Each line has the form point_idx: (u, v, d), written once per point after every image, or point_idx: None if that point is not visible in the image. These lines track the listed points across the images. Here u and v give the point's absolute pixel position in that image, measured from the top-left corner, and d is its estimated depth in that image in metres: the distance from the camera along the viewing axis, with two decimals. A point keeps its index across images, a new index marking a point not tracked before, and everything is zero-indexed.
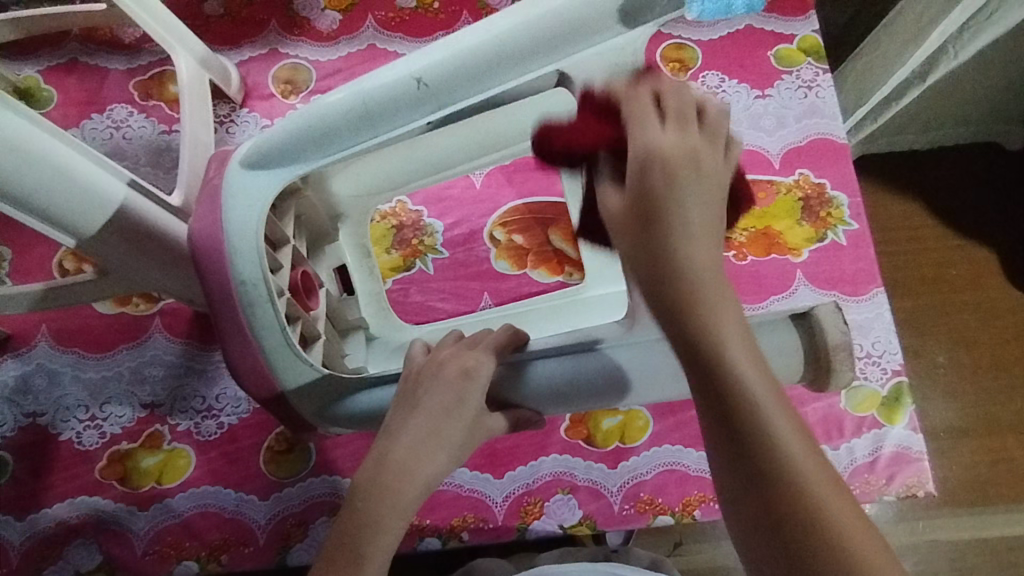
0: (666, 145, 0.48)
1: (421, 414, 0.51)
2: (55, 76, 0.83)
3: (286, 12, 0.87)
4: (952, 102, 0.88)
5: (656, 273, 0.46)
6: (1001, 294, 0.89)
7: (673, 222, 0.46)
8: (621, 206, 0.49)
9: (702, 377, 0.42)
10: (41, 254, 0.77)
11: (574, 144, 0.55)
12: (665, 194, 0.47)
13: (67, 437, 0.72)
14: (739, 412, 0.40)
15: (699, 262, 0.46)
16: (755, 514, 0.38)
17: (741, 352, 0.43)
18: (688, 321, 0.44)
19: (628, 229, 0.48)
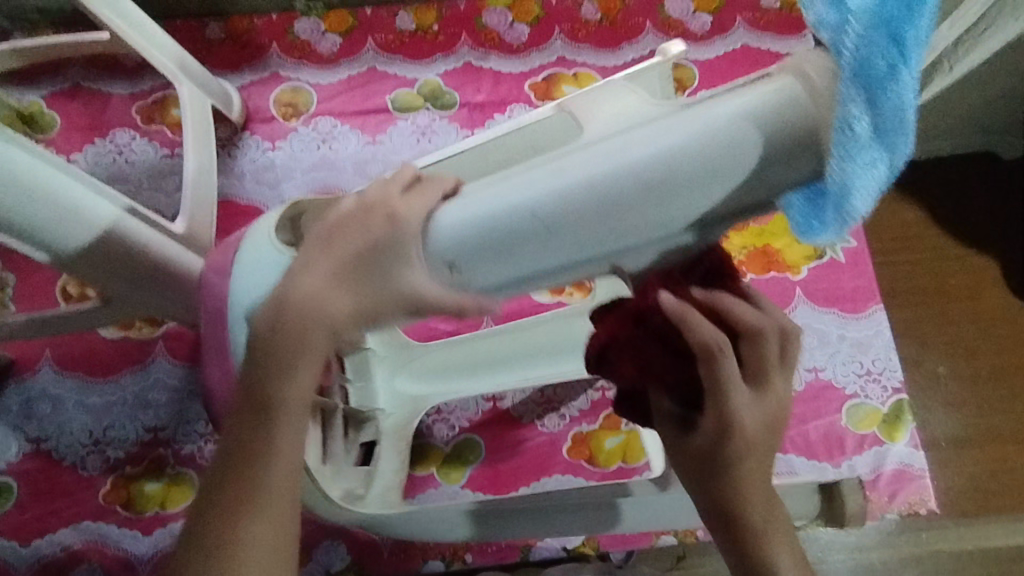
0: (748, 417, 0.39)
1: (319, 245, 0.36)
2: (58, 102, 0.84)
3: (287, 36, 0.88)
4: (947, 115, 0.89)
5: (718, 514, 0.42)
6: (1001, 304, 0.89)
7: (733, 475, 0.41)
8: (696, 449, 0.41)
9: (716, 513, 0.42)
10: (44, 279, 0.78)
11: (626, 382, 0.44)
12: (735, 454, 0.40)
13: (70, 462, 0.72)
14: (755, 547, 0.41)
15: (755, 501, 0.41)
16: None
17: (790, 557, 0.41)
18: (711, 454, 0.41)
19: (686, 468, 0.43)
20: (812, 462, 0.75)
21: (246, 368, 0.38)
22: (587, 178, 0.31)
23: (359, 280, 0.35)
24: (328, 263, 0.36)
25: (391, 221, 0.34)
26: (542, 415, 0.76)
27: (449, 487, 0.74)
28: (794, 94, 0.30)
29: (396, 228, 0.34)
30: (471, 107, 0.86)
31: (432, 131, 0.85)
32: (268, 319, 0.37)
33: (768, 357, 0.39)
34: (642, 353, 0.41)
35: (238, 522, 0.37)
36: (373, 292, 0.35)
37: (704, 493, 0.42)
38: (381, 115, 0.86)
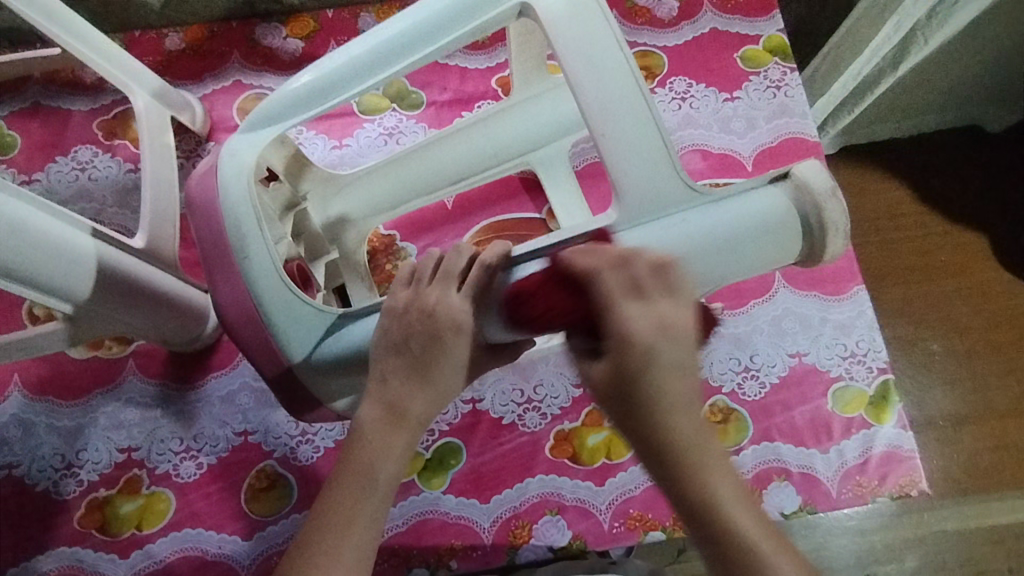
0: (640, 323, 0.46)
1: (399, 360, 0.52)
2: (18, 122, 0.82)
3: (247, 43, 0.86)
4: (928, 89, 0.87)
5: (635, 434, 0.47)
6: (990, 278, 0.89)
7: (642, 379, 0.46)
8: (602, 377, 0.48)
9: (637, 441, 0.47)
10: (11, 302, 0.76)
11: (555, 321, 0.50)
12: (639, 364, 0.46)
13: (44, 487, 0.71)
14: (680, 464, 0.46)
15: (672, 414, 0.46)
16: (710, 557, 0.45)
17: (731, 490, 0.46)
18: (620, 368, 0.47)
19: (607, 395, 0.48)
20: (800, 449, 0.73)
21: (347, 442, 0.52)
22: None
23: (437, 370, 0.52)
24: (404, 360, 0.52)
25: (457, 336, 0.52)
26: (522, 415, 0.75)
27: (431, 492, 0.72)
28: (793, 204, 0.53)
29: (467, 336, 0.53)
30: (438, 105, 0.85)
31: (399, 131, 0.84)
32: (377, 409, 0.52)
33: (670, 279, 0.48)
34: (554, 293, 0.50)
35: (339, 558, 0.48)
36: (442, 378, 0.53)
37: (631, 426, 0.47)
38: (346, 118, 0.84)
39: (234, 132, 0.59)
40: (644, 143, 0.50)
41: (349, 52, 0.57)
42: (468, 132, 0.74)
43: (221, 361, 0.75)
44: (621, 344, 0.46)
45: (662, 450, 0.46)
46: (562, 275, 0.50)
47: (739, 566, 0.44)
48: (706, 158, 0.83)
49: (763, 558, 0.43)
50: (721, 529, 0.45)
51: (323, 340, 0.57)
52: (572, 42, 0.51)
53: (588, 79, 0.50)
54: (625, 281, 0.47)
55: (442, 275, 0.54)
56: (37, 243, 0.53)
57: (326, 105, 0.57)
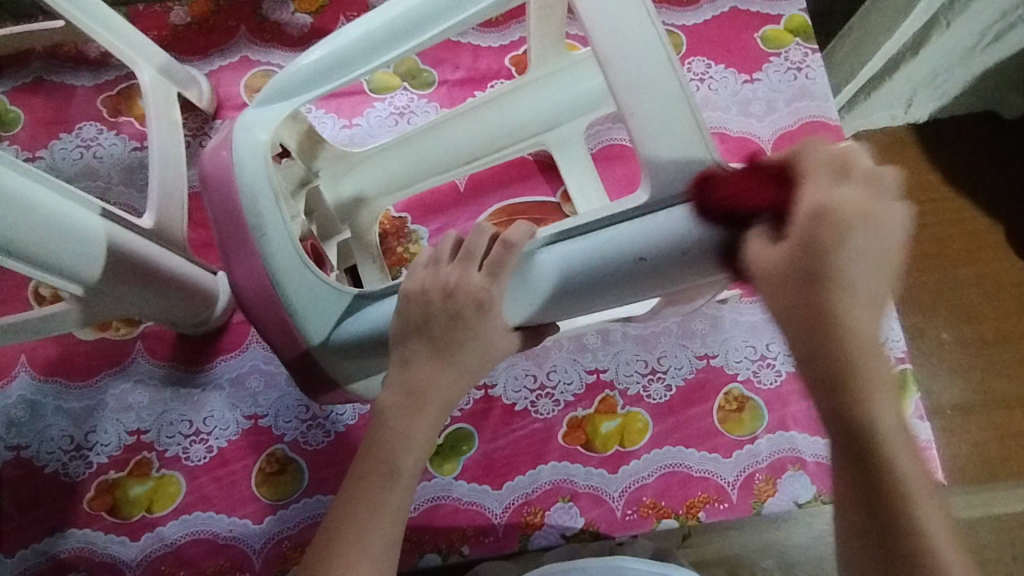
0: (843, 202, 0.42)
1: (420, 342, 0.52)
2: (21, 97, 0.80)
3: (255, 18, 0.84)
4: (951, 73, 0.85)
5: (806, 342, 0.43)
6: (1006, 266, 0.87)
7: (842, 280, 0.42)
8: (774, 262, 0.44)
9: (804, 342, 0.43)
10: (16, 282, 0.75)
11: (743, 206, 0.45)
12: (834, 246, 0.42)
13: (53, 468, 0.70)
14: (835, 370, 0.42)
15: (864, 317, 0.42)
16: (858, 492, 0.42)
17: (887, 414, 0.42)
18: (808, 247, 0.42)
19: (776, 287, 0.43)
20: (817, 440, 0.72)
21: (369, 427, 0.52)
22: (651, 250, 0.48)
23: (459, 350, 0.52)
24: (426, 345, 0.52)
25: (478, 313, 0.51)
26: (535, 401, 0.74)
27: (443, 478, 0.72)
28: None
29: (488, 312, 0.51)
30: (450, 85, 0.83)
31: (410, 111, 0.82)
32: (396, 393, 0.51)
33: (876, 175, 0.43)
34: (746, 178, 0.45)
35: (366, 545, 0.47)
36: (465, 361, 0.52)
37: (790, 312, 0.43)
38: (356, 97, 0.82)
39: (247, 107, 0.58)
40: (677, 120, 0.48)
41: (366, 25, 0.55)
42: (483, 112, 0.72)
43: (230, 344, 0.74)
44: (821, 222, 0.42)
45: (826, 347, 0.42)
46: (774, 172, 0.45)
47: (894, 502, 0.41)
48: (724, 141, 0.82)
49: (912, 493, 0.41)
50: (875, 454, 0.41)
51: (342, 320, 0.56)
52: (599, 14, 0.49)
53: (616, 53, 0.48)
54: (830, 165, 0.43)
55: (463, 255, 0.53)
56: (46, 222, 0.51)
57: (339, 81, 0.56)
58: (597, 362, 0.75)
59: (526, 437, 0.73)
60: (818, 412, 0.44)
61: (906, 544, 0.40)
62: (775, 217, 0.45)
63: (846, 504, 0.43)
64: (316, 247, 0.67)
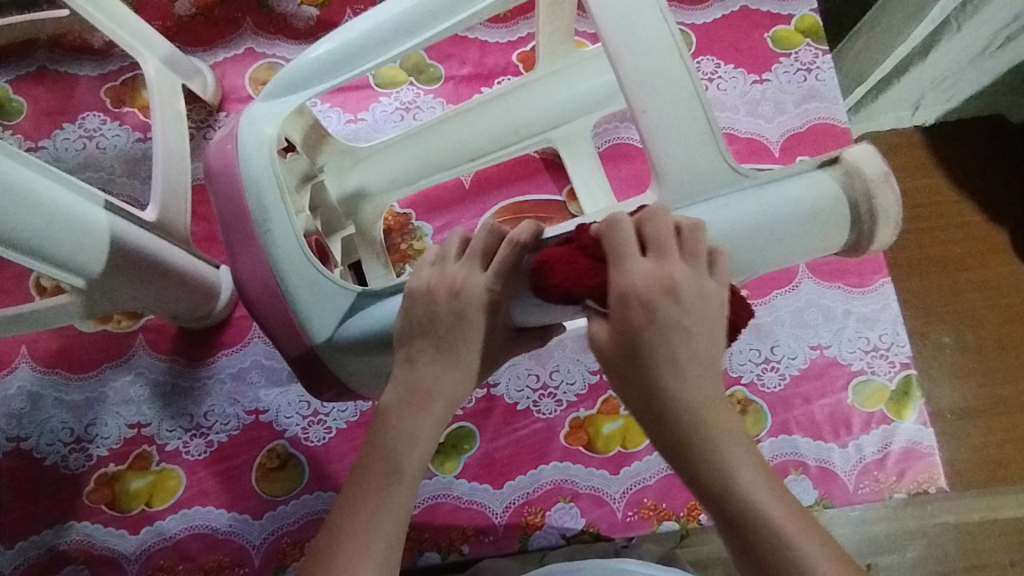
0: (643, 279, 0.46)
1: (425, 341, 0.51)
2: (24, 86, 0.80)
3: (260, 9, 0.83)
4: (962, 76, 0.85)
5: (652, 415, 0.45)
6: (1010, 272, 0.87)
7: (667, 351, 0.45)
8: (607, 343, 0.46)
9: (647, 417, 0.45)
10: (18, 273, 0.75)
11: (574, 289, 0.47)
12: (647, 325, 0.45)
13: (53, 461, 0.70)
14: (681, 437, 0.44)
15: (693, 383, 0.44)
16: (736, 551, 0.42)
17: (747, 473, 0.43)
18: (626, 329, 0.45)
19: (613, 366, 0.47)
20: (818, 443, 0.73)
21: (373, 425, 0.51)
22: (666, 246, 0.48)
23: (464, 348, 0.51)
24: (431, 342, 0.51)
25: (485, 308, 0.51)
26: (537, 401, 0.74)
27: (444, 477, 0.72)
28: (842, 187, 0.51)
29: (494, 310, 0.51)
30: (457, 80, 0.82)
31: (416, 106, 0.81)
32: (400, 391, 0.51)
33: (698, 246, 0.47)
34: (569, 258, 0.48)
35: (368, 540, 0.46)
36: (472, 356, 0.52)
37: (630, 386, 0.46)
38: (361, 91, 0.82)
39: (254, 100, 0.57)
40: (686, 120, 0.48)
41: (375, 19, 0.55)
42: (490, 109, 0.72)
43: (232, 338, 0.74)
44: (628, 303, 0.45)
45: (665, 420, 0.44)
46: (587, 249, 0.48)
47: (767, 553, 0.41)
48: (732, 142, 0.81)
49: (784, 537, 0.41)
50: (740, 511, 0.42)
51: (347, 319, 0.55)
52: (611, 10, 0.48)
53: (629, 52, 0.48)
54: (629, 240, 0.46)
55: (471, 252, 0.52)
56: (49, 214, 0.51)
57: (347, 75, 0.55)
58: (600, 363, 0.75)
59: (528, 436, 0.73)
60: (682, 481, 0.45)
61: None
62: (599, 300, 0.47)
63: (736, 567, 0.43)
64: (321, 244, 0.65)
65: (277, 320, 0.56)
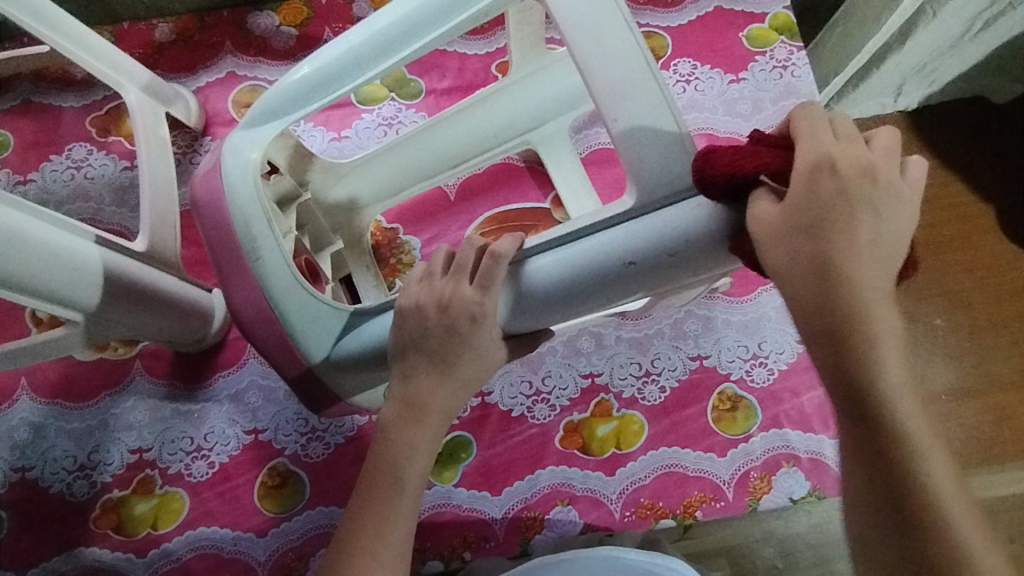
0: (846, 158, 0.42)
1: (418, 356, 0.53)
2: (9, 121, 0.80)
3: (239, 33, 0.84)
4: (935, 65, 0.86)
5: (820, 298, 0.41)
6: (999, 251, 0.88)
7: (850, 227, 0.41)
8: (780, 216, 0.42)
9: (816, 294, 0.41)
10: (13, 307, 0.76)
11: (743, 171, 0.44)
12: (843, 203, 0.41)
13: (57, 489, 0.71)
14: (849, 330, 0.40)
15: (866, 278, 0.41)
16: (873, 467, 0.40)
17: (902, 384, 0.40)
18: (816, 202, 0.41)
19: (789, 240, 0.41)
20: (808, 434, 0.73)
21: (373, 446, 0.52)
22: (638, 254, 0.49)
23: (458, 364, 0.53)
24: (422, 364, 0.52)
25: (473, 325, 0.52)
26: (531, 407, 0.75)
27: (443, 486, 0.73)
28: None
29: (482, 325, 0.52)
30: (437, 93, 0.83)
31: (398, 121, 0.82)
32: (395, 410, 0.52)
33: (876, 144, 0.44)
34: (754, 146, 0.44)
35: (377, 556, 0.48)
36: (464, 372, 0.53)
37: (792, 256, 0.41)
38: (344, 109, 0.83)
39: (234, 129, 0.58)
40: (656, 126, 0.48)
41: (348, 41, 0.55)
42: (469, 116, 0.72)
43: (228, 360, 0.75)
44: (824, 173, 0.41)
45: (835, 296, 0.40)
46: (776, 138, 0.44)
47: (904, 475, 0.39)
48: (712, 142, 0.82)
49: (921, 463, 0.39)
50: (888, 419, 0.40)
51: (341, 337, 0.56)
52: (576, 22, 0.49)
53: (596, 62, 0.49)
54: (829, 125, 0.43)
55: (454, 268, 0.53)
56: (42, 252, 0.52)
57: (327, 98, 0.56)
58: (591, 367, 0.76)
59: (525, 442, 0.74)
60: (826, 387, 0.42)
61: (909, 484, 0.39)
62: (775, 178, 0.44)
63: (852, 455, 0.42)
64: (311, 263, 0.66)
65: (270, 343, 0.58)
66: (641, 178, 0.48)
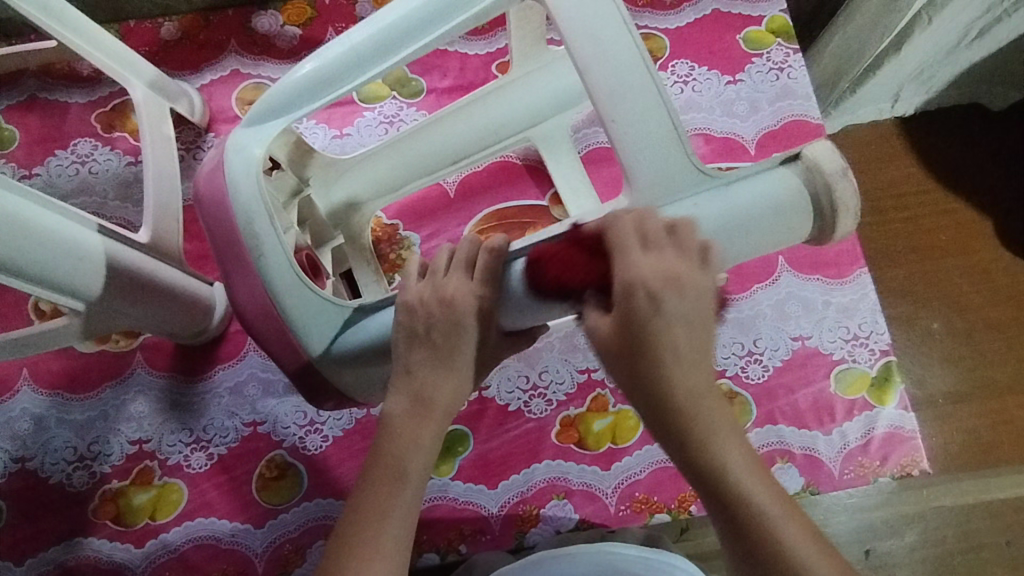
0: (646, 270, 0.48)
1: (421, 350, 0.53)
2: (16, 115, 0.82)
3: (244, 31, 0.85)
4: (930, 70, 0.87)
5: (646, 399, 0.48)
6: (996, 257, 0.89)
7: (666, 339, 0.48)
8: (608, 332, 0.49)
9: (647, 404, 0.48)
10: (17, 298, 0.77)
11: (570, 282, 0.51)
12: (648, 317, 0.48)
13: (57, 479, 0.72)
14: (681, 423, 0.47)
15: (700, 387, 0.47)
16: (735, 550, 0.45)
17: (743, 467, 0.46)
18: (628, 320, 0.48)
19: (613, 354, 0.49)
20: (802, 431, 0.74)
21: (377, 436, 0.53)
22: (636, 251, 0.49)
23: (460, 358, 0.54)
24: (425, 359, 0.53)
25: (478, 320, 0.53)
26: (528, 401, 0.76)
27: (440, 480, 0.73)
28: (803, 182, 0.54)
29: (486, 319, 0.53)
30: (438, 92, 0.84)
31: (399, 119, 0.83)
32: (402, 402, 0.53)
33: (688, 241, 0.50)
34: (569, 253, 0.51)
35: (379, 546, 0.48)
36: (466, 364, 0.54)
37: (631, 373, 0.49)
38: (346, 107, 0.84)
39: (238, 125, 0.59)
40: (655, 126, 0.50)
41: (350, 38, 0.56)
42: (468, 114, 0.74)
43: (228, 352, 0.76)
44: (628, 297, 0.48)
45: (660, 396, 0.47)
46: (589, 243, 0.51)
47: (760, 552, 0.43)
48: (709, 142, 0.83)
49: (781, 542, 0.43)
50: (738, 502, 0.45)
51: (342, 333, 0.57)
52: (574, 20, 0.50)
53: (595, 62, 0.50)
54: (634, 236, 0.49)
55: (457, 264, 0.55)
56: (49, 241, 0.53)
57: (330, 95, 0.57)
58: (588, 362, 0.77)
59: (522, 436, 0.74)
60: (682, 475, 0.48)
61: (770, 562, 0.43)
62: (599, 291, 0.51)
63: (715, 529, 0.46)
64: (313, 258, 0.67)
65: (271, 332, 0.59)
66: (636, 178, 0.51)
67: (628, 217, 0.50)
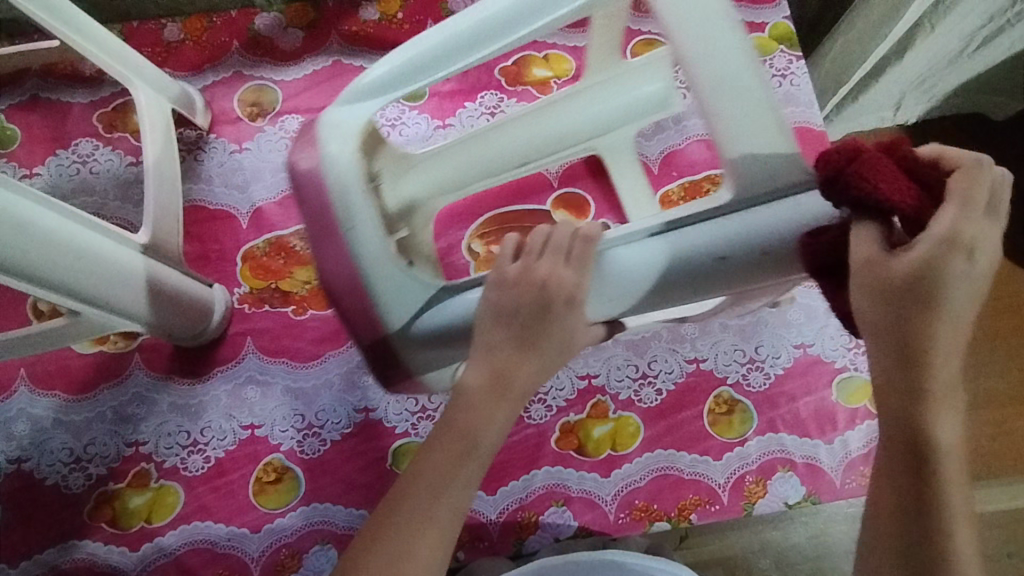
0: (970, 228, 0.39)
1: (505, 330, 0.50)
2: (18, 115, 0.82)
3: (248, 33, 0.85)
4: (933, 79, 0.87)
5: (897, 360, 0.40)
6: (999, 266, 0.88)
7: (952, 305, 0.39)
8: (896, 271, 0.40)
9: (895, 363, 0.40)
10: (16, 298, 0.76)
11: (877, 200, 0.41)
12: (944, 278, 0.39)
13: (53, 481, 0.71)
14: (913, 397, 0.40)
15: (951, 365, 0.40)
16: (902, 543, 0.41)
17: (953, 460, 0.41)
18: (930, 269, 0.39)
19: (886, 299, 0.40)
20: (804, 440, 0.73)
21: (447, 406, 0.49)
22: (732, 250, 0.49)
23: (546, 339, 0.50)
24: (508, 333, 0.50)
25: (568, 308, 0.50)
26: (528, 407, 0.75)
27: None
28: None
29: (577, 309, 0.50)
30: (441, 96, 0.84)
31: (401, 122, 0.83)
32: (482, 377, 0.49)
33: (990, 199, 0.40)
34: (886, 169, 0.42)
35: (423, 532, 0.45)
36: (552, 347, 0.50)
37: (896, 320, 0.40)
38: None
39: (329, 106, 0.57)
40: (769, 121, 0.49)
41: (455, 25, 0.55)
42: (546, 111, 0.70)
43: (227, 355, 0.75)
44: (952, 248, 0.39)
45: (916, 363, 0.40)
46: (902, 169, 0.42)
47: (931, 553, 0.40)
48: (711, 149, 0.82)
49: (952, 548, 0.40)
50: (931, 493, 0.40)
51: (423, 313, 0.56)
52: (683, 17, 0.50)
53: (706, 59, 0.49)
54: (984, 190, 0.40)
55: (553, 249, 0.51)
56: None
57: (431, 78, 0.55)
58: (588, 368, 0.76)
59: (521, 442, 0.74)
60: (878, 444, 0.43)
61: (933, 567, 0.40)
62: (906, 221, 0.41)
63: (880, 486, 0.42)
64: None
65: None
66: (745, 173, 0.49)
67: (983, 164, 0.40)
